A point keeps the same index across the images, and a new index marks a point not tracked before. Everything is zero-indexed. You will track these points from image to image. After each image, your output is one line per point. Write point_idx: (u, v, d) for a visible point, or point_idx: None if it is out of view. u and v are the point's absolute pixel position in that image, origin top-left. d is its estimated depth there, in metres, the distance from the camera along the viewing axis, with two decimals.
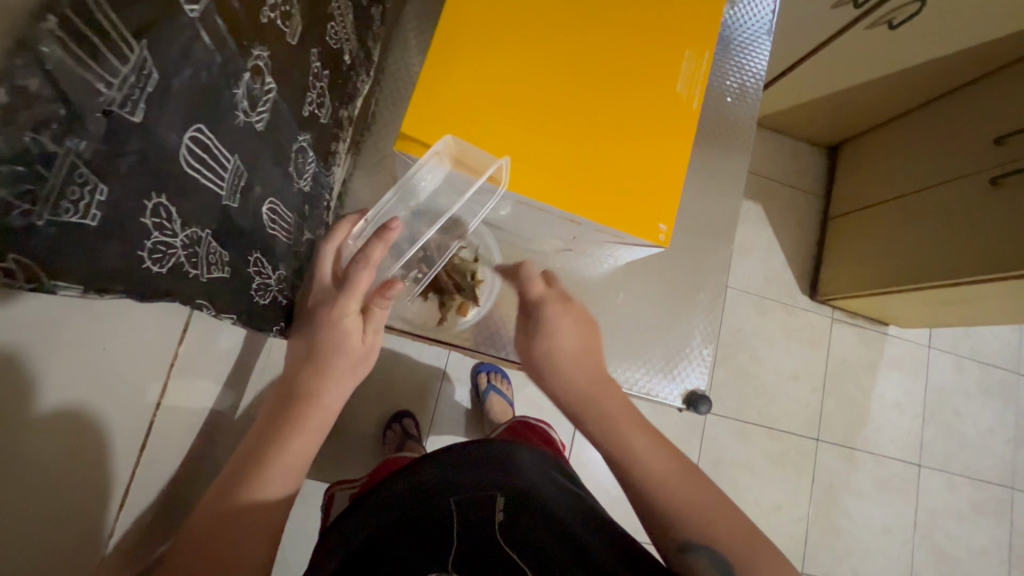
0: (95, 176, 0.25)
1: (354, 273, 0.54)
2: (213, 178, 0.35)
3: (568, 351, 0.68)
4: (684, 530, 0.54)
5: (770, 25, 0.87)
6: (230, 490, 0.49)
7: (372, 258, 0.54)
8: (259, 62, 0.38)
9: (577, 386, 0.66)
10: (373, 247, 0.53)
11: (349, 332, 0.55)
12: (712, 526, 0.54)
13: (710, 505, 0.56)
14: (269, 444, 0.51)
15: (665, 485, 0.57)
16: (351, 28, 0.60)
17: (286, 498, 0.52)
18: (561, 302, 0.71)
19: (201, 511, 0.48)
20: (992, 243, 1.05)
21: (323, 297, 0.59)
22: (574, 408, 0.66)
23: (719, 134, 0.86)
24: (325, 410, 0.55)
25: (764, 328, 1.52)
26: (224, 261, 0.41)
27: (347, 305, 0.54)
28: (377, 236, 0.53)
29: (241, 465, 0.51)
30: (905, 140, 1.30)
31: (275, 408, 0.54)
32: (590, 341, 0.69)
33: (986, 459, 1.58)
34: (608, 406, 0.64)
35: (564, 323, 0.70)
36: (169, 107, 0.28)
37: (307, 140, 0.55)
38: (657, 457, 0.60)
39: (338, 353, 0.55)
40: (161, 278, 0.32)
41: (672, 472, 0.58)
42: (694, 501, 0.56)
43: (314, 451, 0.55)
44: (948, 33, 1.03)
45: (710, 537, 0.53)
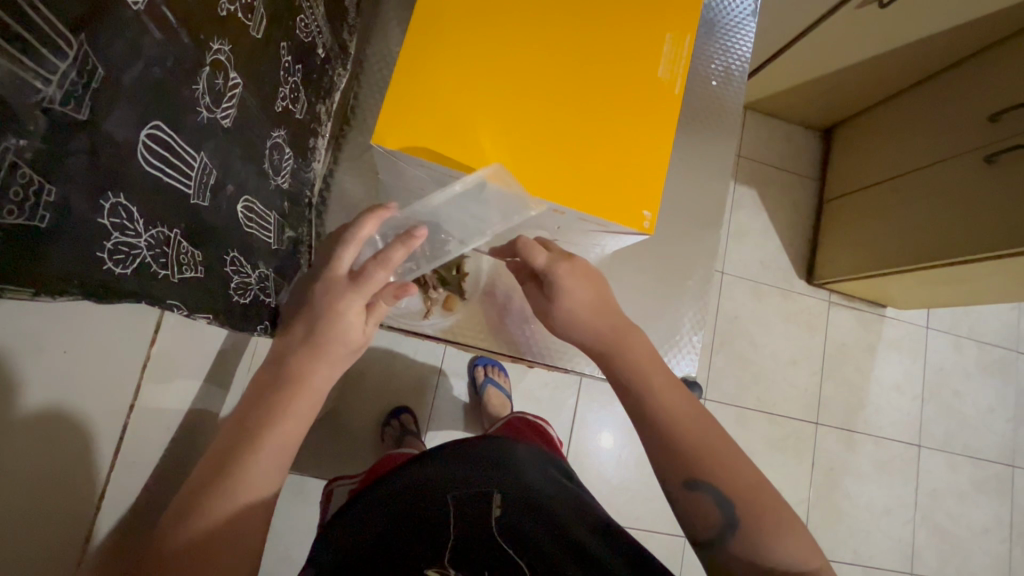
0: (41, 176, 0.24)
1: (369, 272, 0.54)
2: (178, 176, 0.35)
3: (589, 302, 0.62)
4: (691, 467, 0.53)
5: (755, 6, 0.86)
6: (223, 465, 0.49)
7: (391, 261, 0.54)
8: (220, 56, 0.38)
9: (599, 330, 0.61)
10: (396, 250, 0.53)
11: (350, 326, 0.54)
12: (721, 466, 0.53)
13: (717, 444, 0.55)
14: (263, 424, 0.51)
15: (678, 428, 0.55)
16: (323, 21, 0.59)
17: (278, 476, 0.52)
18: (567, 262, 0.63)
19: (192, 485, 0.48)
20: (987, 222, 1.04)
21: (328, 285, 0.55)
22: (600, 352, 0.61)
23: (706, 118, 0.85)
24: (315, 393, 0.54)
25: (761, 313, 1.52)
26: (198, 260, 0.41)
27: (355, 301, 0.54)
28: (400, 241, 0.53)
29: (232, 442, 0.50)
30: (899, 120, 1.29)
31: (267, 383, 0.53)
32: (602, 289, 0.63)
33: (986, 438, 1.58)
34: (629, 350, 0.59)
35: (573, 282, 0.62)
36: (120, 103, 0.28)
37: (283, 136, 0.54)
38: (677, 400, 0.57)
39: (337, 343, 0.54)
40: (126, 279, 0.32)
41: (688, 414, 0.56)
42: (703, 443, 0.54)
43: (304, 430, 0.55)
44: (939, 10, 1.01)
45: (716, 477, 0.53)
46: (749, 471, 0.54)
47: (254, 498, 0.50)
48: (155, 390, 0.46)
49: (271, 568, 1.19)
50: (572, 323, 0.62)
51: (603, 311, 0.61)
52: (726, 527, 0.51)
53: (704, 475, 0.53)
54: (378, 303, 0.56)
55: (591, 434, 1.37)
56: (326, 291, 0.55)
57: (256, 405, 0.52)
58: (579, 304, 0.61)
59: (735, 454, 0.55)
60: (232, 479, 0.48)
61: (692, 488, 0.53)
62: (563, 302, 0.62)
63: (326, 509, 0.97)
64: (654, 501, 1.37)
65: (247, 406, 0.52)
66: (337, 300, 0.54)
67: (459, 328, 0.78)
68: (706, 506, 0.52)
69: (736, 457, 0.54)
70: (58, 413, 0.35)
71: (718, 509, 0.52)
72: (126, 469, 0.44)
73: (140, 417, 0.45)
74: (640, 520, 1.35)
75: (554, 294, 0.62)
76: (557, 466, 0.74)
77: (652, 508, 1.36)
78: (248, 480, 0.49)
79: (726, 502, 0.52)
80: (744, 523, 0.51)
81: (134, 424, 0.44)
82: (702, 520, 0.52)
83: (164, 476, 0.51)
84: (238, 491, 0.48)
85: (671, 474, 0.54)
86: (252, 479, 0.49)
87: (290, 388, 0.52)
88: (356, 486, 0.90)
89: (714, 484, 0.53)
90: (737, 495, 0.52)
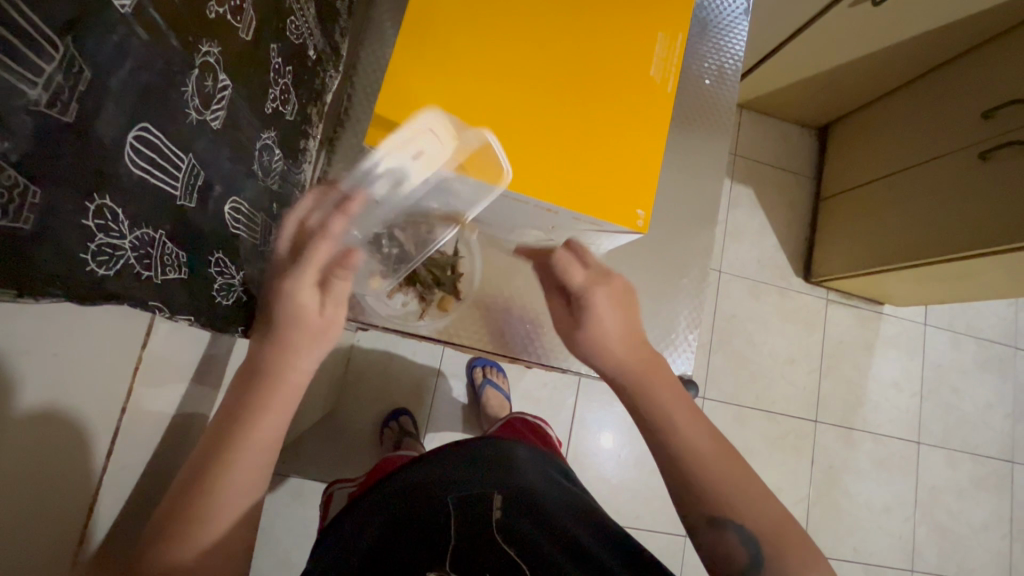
0: (26, 179, 0.24)
1: (311, 245, 0.54)
2: (165, 177, 0.35)
3: (620, 329, 0.57)
4: (714, 504, 0.49)
5: (747, 6, 0.87)
6: (200, 468, 0.47)
7: (331, 230, 0.55)
8: (209, 58, 0.38)
9: (624, 363, 0.55)
10: (335, 219, 0.55)
11: (303, 304, 0.52)
12: (747, 504, 0.49)
13: (745, 483, 0.50)
14: (238, 422, 0.49)
15: (701, 463, 0.50)
16: (314, 23, 0.59)
17: (260, 477, 0.51)
18: (606, 283, 0.59)
19: (174, 491, 0.47)
20: (985, 217, 1.04)
21: (279, 265, 0.55)
22: (624, 386, 0.55)
23: (699, 117, 0.86)
24: (290, 389, 0.51)
25: (758, 311, 1.52)
26: (182, 261, 0.41)
27: (301, 280, 0.52)
28: (339, 209, 0.57)
29: (209, 445, 0.48)
30: (894, 118, 1.29)
31: (240, 386, 0.50)
32: (631, 314, 0.59)
33: (985, 434, 1.58)
34: (656, 387, 0.54)
35: (609, 304, 0.58)
36: (107, 104, 0.28)
37: (273, 137, 0.54)
38: (701, 436, 0.52)
39: (294, 327, 0.51)
40: (109, 280, 0.32)
41: (712, 452, 0.51)
42: (730, 479, 0.50)
43: (284, 428, 0.52)
44: (932, 7, 1.02)
45: (741, 516, 0.48)
46: (778, 508, 0.50)
47: (238, 499, 0.48)
48: (148, 392, 0.46)
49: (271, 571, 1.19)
50: (597, 355, 0.56)
51: (628, 339, 0.56)
52: (751, 566, 0.47)
53: (729, 513, 0.48)
54: (333, 280, 0.54)
55: (590, 434, 1.37)
56: (277, 272, 0.54)
57: (230, 404, 0.50)
58: (609, 333, 0.56)
59: (762, 488, 0.51)
60: (213, 481, 0.47)
61: (715, 525, 0.48)
62: (591, 329, 0.57)
63: (326, 512, 0.97)
64: (654, 501, 1.36)
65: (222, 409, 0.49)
66: (285, 279, 0.52)
67: (453, 329, 0.78)
68: (731, 545, 0.48)
69: (762, 492, 0.50)
70: (48, 415, 0.35)
71: (743, 548, 0.47)
72: (120, 471, 0.44)
73: (134, 420, 0.45)
74: (640, 520, 1.35)
75: (583, 315, 0.58)
76: (557, 466, 0.74)
77: (652, 508, 1.36)
78: (228, 482, 0.48)
79: (751, 540, 0.47)
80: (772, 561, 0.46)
81: (128, 426, 0.44)
82: (727, 560, 0.47)
83: (158, 479, 0.51)
84: (222, 495, 0.47)
85: (694, 511, 0.50)
86: (231, 479, 0.48)
87: (263, 382, 0.50)
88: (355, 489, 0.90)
89: (740, 521, 0.48)
90: (764, 531, 0.48)
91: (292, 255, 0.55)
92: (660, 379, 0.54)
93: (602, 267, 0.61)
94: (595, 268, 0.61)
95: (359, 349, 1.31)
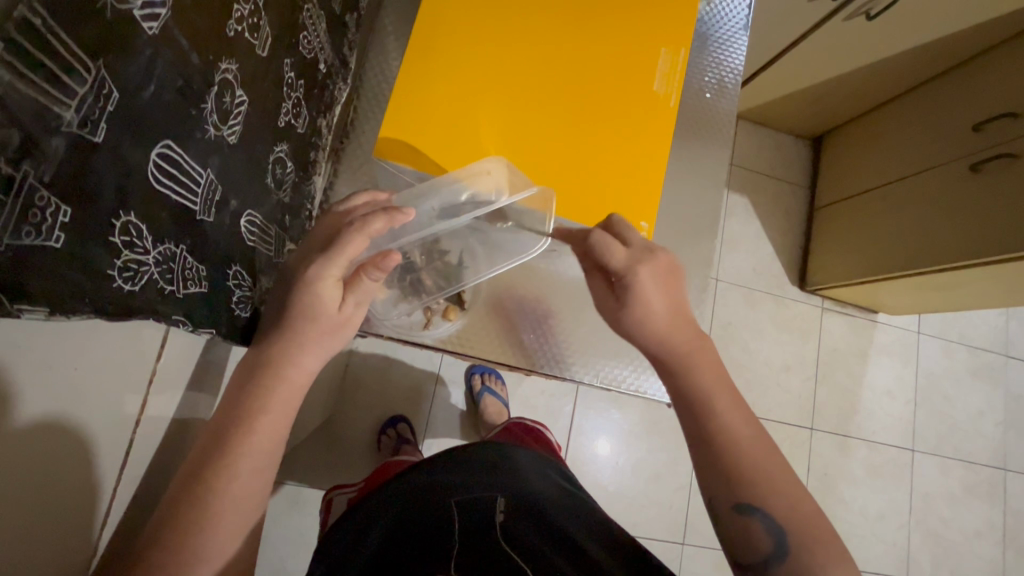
0: (58, 199, 0.25)
1: (347, 237, 0.51)
2: (185, 194, 0.36)
3: (665, 310, 0.55)
4: (741, 490, 0.48)
5: (747, 20, 0.88)
6: (201, 470, 0.46)
7: (370, 228, 0.52)
8: (227, 76, 0.38)
9: (676, 342, 0.54)
10: (376, 218, 0.51)
11: (324, 297, 0.52)
12: (775, 490, 0.48)
13: (775, 472, 0.50)
14: (238, 423, 0.48)
15: (736, 450, 0.50)
16: (325, 37, 0.60)
17: (262, 482, 0.49)
18: (649, 261, 0.55)
19: (171, 493, 0.45)
20: (979, 226, 1.06)
21: (306, 254, 0.54)
22: (670, 366, 0.55)
23: (698, 130, 0.87)
24: (292, 384, 0.51)
25: (753, 319, 1.53)
26: (203, 276, 0.41)
27: (328, 270, 0.51)
28: (386, 212, 0.52)
29: (208, 447, 0.47)
30: (887, 129, 1.32)
31: (244, 381, 0.50)
32: (677, 295, 0.56)
33: (977, 441, 1.59)
34: (702, 365, 0.54)
35: (654, 285, 0.54)
36: (130, 122, 0.28)
37: (285, 150, 0.55)
38: (742, 422, 0.52)
39: (309, 319, 0.51)
40: (134, 295, 0.32)
41: (748, 437, 0.51)
42: (762, 464, 0.50)
43: (287, 430, 0.51)
44: (925, 21, 1.04)
45: (768, 502, 0.48)
46: (805, 497, 0.49)
47: (237, 505, 0.47)
48: (154, 402, 0.46)
49: None
50: (643, 334, 0.55)
51: (677, 321, 0.55)
52: (776, 553, 0.46)
53: (758, 499, 0.48)
54: (362, 278, 0.54)
55: (588, 441, 1.38)
56: (303, 261, 0.53)
57: (231, 404, 0.49)
58: (656, 312, 0.54)
59: (789, 474, 0.50)
60: (212, 484, 0.46)
61: (741, 510, 0.48)
62: (637, 310, 0.55)
63: (326, 518, 0.96)
64: (651, 508, 1.37)
65: (226, 408, 0.49)
66: (311, 268, 0.52)
67: (457, 338, 0.78)
68: (757, 532, 0.47)
69: (789, 480, 0.49)
70: (56, 424, 0.35)
71: (767, 535, 0.47)
72: (125, 480, 0.45)
73: (140, 430, 0.45)
74: (638, 527, 1.35)
75: (628, 298, 0.55)
76: (556, 467, 0.72)
77: (649, 515, 1.36)
78: (228, 486, 0.46)
79: (778, 528, 0.47)
80: (797, 554, 0.45)
81: (135, 437, 0.45)
82: (749, 548, 0.47)
83: (161, 487, 0.51)
84: (224, 500, 0.46)
85: (720, 496, 0.49)
86: (231, 482, 0.46)
87: (270, 379, 0.50)
88: (355, 495, 0.90)
89: (766, 508, 0.48)
90: (791, 520, 0.47)
91: (325, 246, 0.53)
92: (707, 361, 0.54)
93: (644, 243, 0.57)
94: (638, 245, 0.57)
95: (358, 356, 1.32)
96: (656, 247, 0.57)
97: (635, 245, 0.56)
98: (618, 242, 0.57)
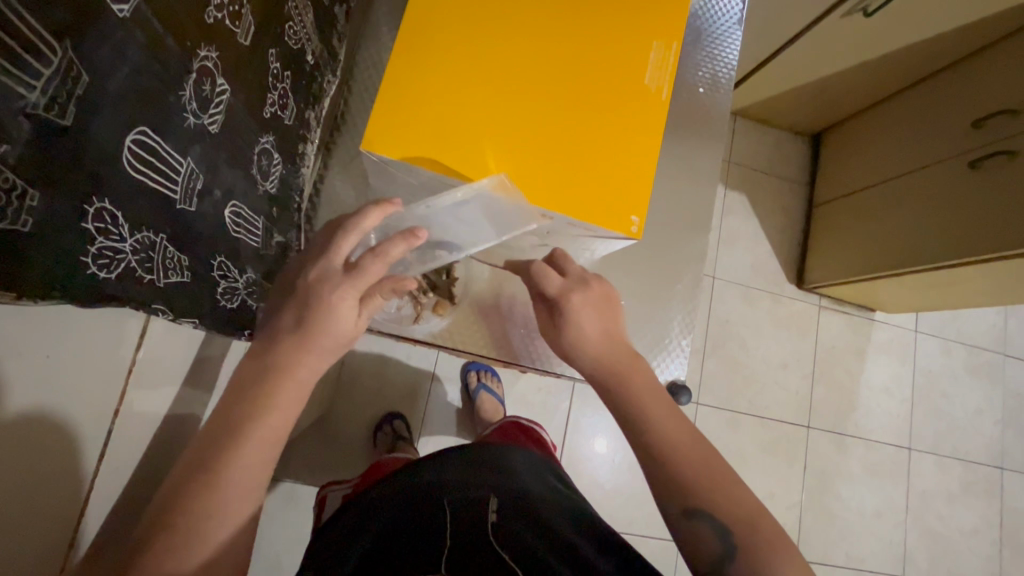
0: (25, 182, 0.24)
1: (366, 264, 0.52)
2: (162, 181, 0.35)
3: (600, 332, 0.60)
4: (692, 495, 0.50)
5: (741, 14, 0.88)
6: (205, 459, 0.46)
7: (389, 254, 0.52)
8: (207, 63, 0.38)
9: (606, 356, 0.59)
10: (396, 246, 0.51)
11: (343, 317, 0.52)
12: (716, 496, 0.50)
13: (713, 469, 0.52)
14: (246, 415, 0.48)
15: (673, 461, 0.52)
16: (312, 28, 0.59)
17: (266, 473, 0.49)
18: (582, 290, 0.62)
19: (172, 482, 0.45)
20: (983, 221, 1.04)
21: (322, 275, 0.53)
22: (607, 379, 0.58)
23: (691, 125, 0.87)
24: (300, 384, 0.51)
25: (751, 317, 1.53)
26: (184, 265, 0.41)
27: (349, 293, 0.52)
28: (403, 237, 0.52)
29: (212, 436, 0.47)
30: (885, 126, 1.31)
31: (253, 377, 0.50)
32: (614, 318, 0.62)
33: (975, 440, 1.59)
34: (635, 379, 0.57)
35: (587, 310, 0.61)
36: (104, 107, 0.28)
37: (271, 142, 0.55)
38: (677, 429, 0.54)
39: (326, 335, 0.51)
40: (109, 284, 0.32)
41: (687, 445, 0.53)
42: (704, 471, 0.51)
43: (292, 423, 0.52)
44: (924, 17, 1.03)
45: (713, 506, 0.49)
46: (749, 497, 0.50)
47: (243, 492, 0.47)
48: (140, 396, 0.46)
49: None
50: (581, 355, 0.60)
51: (610, 336, 0.60)
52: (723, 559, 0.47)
53: (705, 504, 0.49)
54: (377, 296, 0.55)
55: (584, 439, 1.38)
56: (321, 280, 0.52)
57: (237, 397, 0.49)
58: (589, 334, 0.60)
59: (732, 481, 0.51)
60: (217, 471, 0.46)
61: (690, 517, 0.49)
62: (573, 335, 0.60)
63: (321, 514, 0.96)
64: (649, 505, 1.37)
65: (230, 400, 0.49)
66: (333, 292, 0.51)
67: (448, 333, 0.78)
68: (705, 537, 0.48)
69: (734, 481, 0.51)
70: (43, 416, 0.35)
71: (717, 540, 0.48)
72: (111, 474, 0.45)
73: (127, 421, 0.45)
74: (634, 524, 1.35)
75: (563, 322, 0.61)
76: (552, 467, 0.73)
77: (644, 512, 1.37)
78: (234, 474, 0.46)
79: (724, 531, 0.48)
80: (745, 552, 0.46)
81: (121, 428, 0.44)
82: (699, 550, 0.48)
83: (153, 482, 0.51)
84: (228, 488, 0.46)
85: (669, 503, 0.51)
86: (236, 471, 0.47)
87: (275, 376, 0.50)
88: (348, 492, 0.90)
89: (714, 513, 0.49)
90: (735, 523, 0.48)
91: (343, 268, 0.53)
92: (643, 375, 0.58)
93: (580, 275, 0.64)
94: (573, 276, 0.64)
95: (354, 353, 1.31)
96: (591, 277, 0.64)
97: (572, 275, 0.64)
98: (555, 272, 0.65)
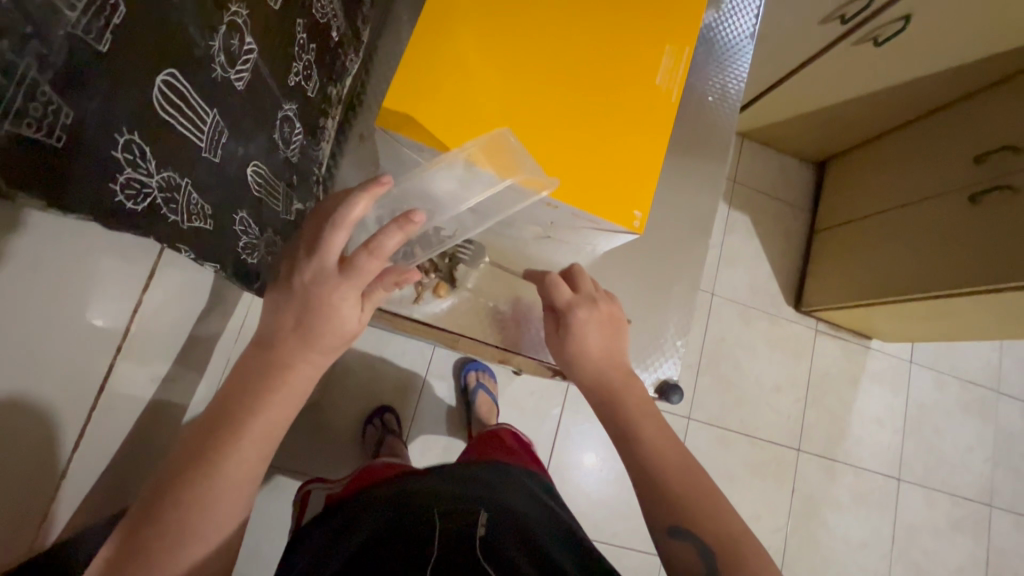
0: (59, 98, 0.26)
1: (361, 260, 0.50)
2: (190, 127, 0.37)
3: (601, 347, 0.61)
4: (677, 513, 0.51)
5: (752, 31, 0.90)
6: (204, 445, 0.47)
7: (385, 248, 0.49)
8: (237, 19, 0.40)
9: (606, 374, 0.60)
10: (389, 236, 0.48)
11: (347, 315, 0.52)
12: (702, 518, 0.50)
13: (704, 491, 0.52)
14: (247, 400, 0.49)
15: (663, 476, 0.53)
16: (338, 5, 0.61)
17: (263, 459, 0.50)
18: (590, 306, 0.63)
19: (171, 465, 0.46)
20: (981, 254, 1.05)
21: (318, 273, 0.50)
22: (601, 395, 0.59)
23: (698, 134, 0.88)
24: (299, 381, 0.51)
25: (747, 336, 1.54)
26: (207, 213, 0.43)
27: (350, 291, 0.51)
28: (397, 224, 0.48)
29: (213, 423, 0.48)
30: (890, 157, 1.33)
31: (255, 369, 0.50)
32: (617, 339, 0.63)
33: (964, 476, 1.59)
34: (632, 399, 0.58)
35: (592, 325, 0.62)
36: (136, 39, 0.30)
37: (294, 111, 0.56)
38: (668, 449, 0.55)
39: (329, 334, 0.51)
40: (139, 216, 0.34)
41: (676, 464, 0.54)
42: (691, 492, 0.52)
43: (290, 416, 0.52)
44: (932, 52, 1.06)
45: (700, 528, 0.50)
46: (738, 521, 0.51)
47: (239, 479, 0.47)
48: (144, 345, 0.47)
49: (244, 561, 1.18)
50: (579, 367, 0.61)
51: (613, 356, 0.61)
52: None
53: (691, 523, 0.50)
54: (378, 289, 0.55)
55: (574, 446, 1.38)
56: (314, 280, 0.51)
57: (240, 387, 0.49)
58: (592, 348, 0.61)
59: (720, 504, 0.51)
60: (215, 453, 0.46)
61: (672, 535, 0.50)
62: (575, 345, 0.61)
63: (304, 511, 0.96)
64: (634, 517, 1.37)
65: (232, 390, 0.49)
66: (333, 292, 0.50)
67: (446, 316, 0.80)
68: (687, 557, 0.48)
69: (721, 500, 0.52)
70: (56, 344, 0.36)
71: (699, 560, 0.48)
72: (110, 419, 0.45)
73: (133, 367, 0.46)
74: (618, 536, 1.35)
75: (569, 334, 0.62)
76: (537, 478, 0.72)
77: (629, 524, 1.36)
78: (232, 461, 0.47)
79: (709, 555, 0.48)
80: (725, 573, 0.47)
81: (126, 373, 0.45)
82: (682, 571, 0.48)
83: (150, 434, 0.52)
84: (225, 474, 0.46)
85: (657, 519, 0.51)
86: (234, 452, 0.47)
87: (276, 372, 0.50)
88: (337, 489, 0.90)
89: (698, 534, 0.49)
90: (720, 544, 0.49)
91: (338, 266, 0.51)
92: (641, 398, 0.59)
93: (591, 292, 0.65)
94: (584, 293, 0.65)
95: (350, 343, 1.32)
96: (601, 296, 0.65)
97: (583, 291, 0.65)
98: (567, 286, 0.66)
